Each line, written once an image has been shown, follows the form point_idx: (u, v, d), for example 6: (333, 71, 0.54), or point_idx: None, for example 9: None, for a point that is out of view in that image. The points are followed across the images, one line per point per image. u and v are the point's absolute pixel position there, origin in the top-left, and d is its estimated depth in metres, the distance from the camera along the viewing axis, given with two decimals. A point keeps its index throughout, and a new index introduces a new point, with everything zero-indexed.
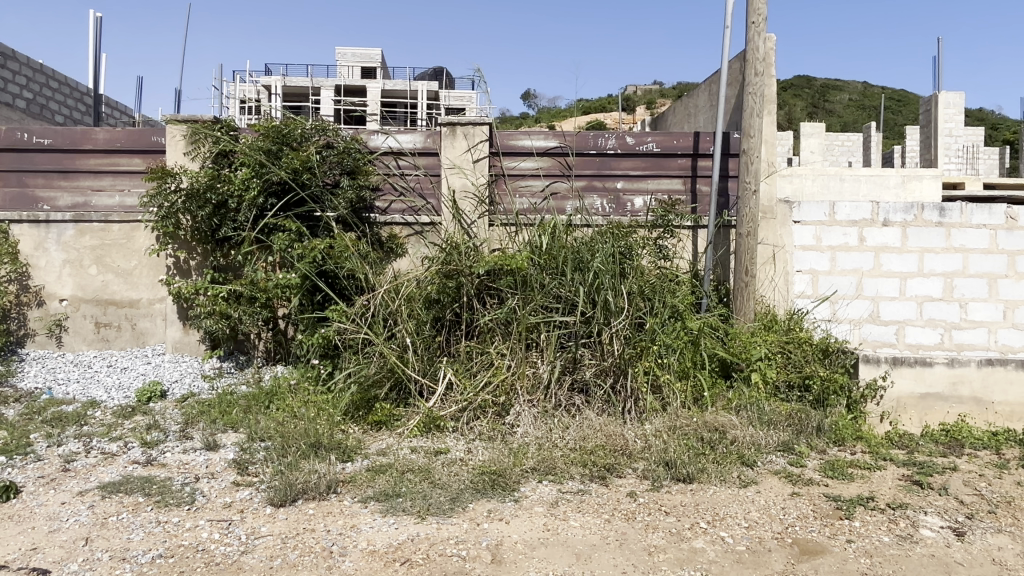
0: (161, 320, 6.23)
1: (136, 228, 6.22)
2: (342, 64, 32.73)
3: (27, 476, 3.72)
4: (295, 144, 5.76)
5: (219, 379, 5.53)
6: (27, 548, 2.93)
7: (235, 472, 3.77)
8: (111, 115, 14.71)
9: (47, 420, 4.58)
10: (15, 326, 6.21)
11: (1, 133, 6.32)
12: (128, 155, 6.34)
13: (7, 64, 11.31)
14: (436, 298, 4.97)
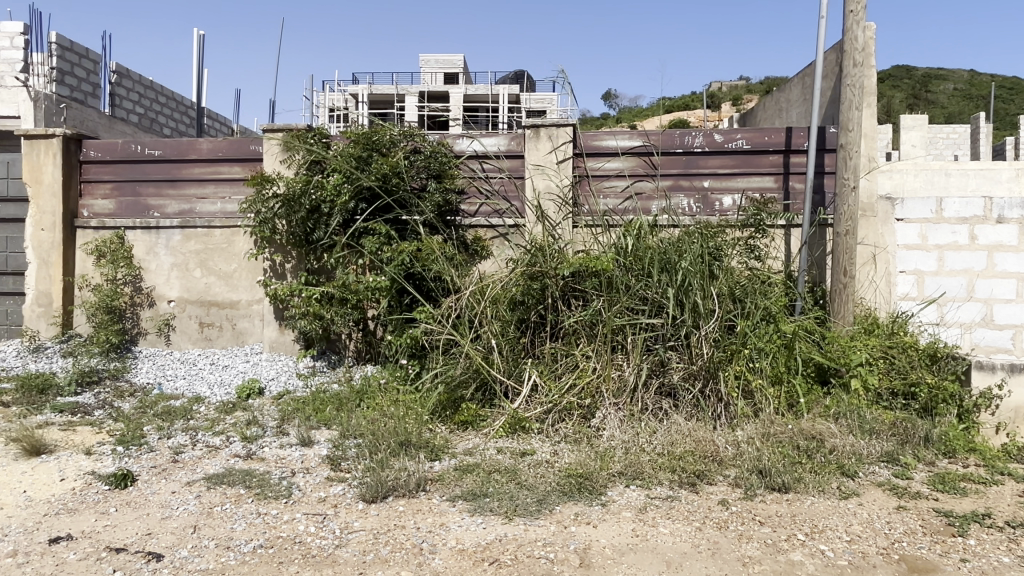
0: (258, 321, 6.54)
1: (237, 233, 6.57)
2: (426, 71, 33.47)
3: (141, 466, 3.97)
4: (384, 149, 5.95)
5: (313, 377, 5.75)
6: (142, 532, 3.13)
7: (329, 468, 3.90)
8: (213, 127, 15.61)
9: (158, 414, 4.88)
10: (129, 325, 6.66)
11: (118, 146, 6.80)
12: (229, 163, 6.67)
13: (121, 81, 12.18)
14: (521, 300, 4.97)
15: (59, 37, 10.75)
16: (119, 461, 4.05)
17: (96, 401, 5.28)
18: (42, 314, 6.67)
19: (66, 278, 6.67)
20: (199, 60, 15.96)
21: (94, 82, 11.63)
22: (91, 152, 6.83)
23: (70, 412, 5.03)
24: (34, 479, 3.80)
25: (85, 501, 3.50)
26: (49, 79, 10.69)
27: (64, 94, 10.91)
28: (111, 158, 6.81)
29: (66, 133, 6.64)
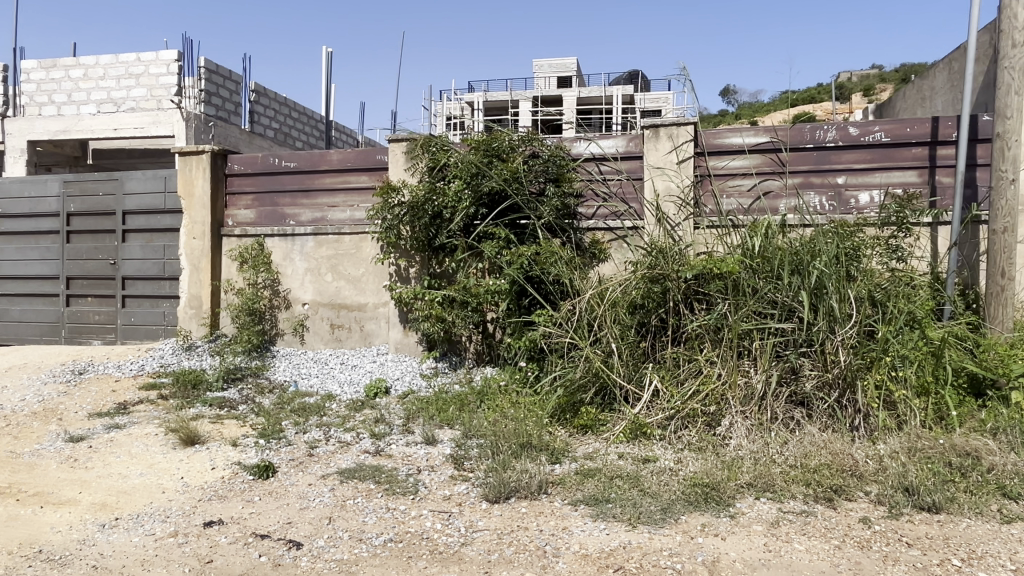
0: (384, 323, 6.82)
1: (364, 239, 6.88)
2: (540, 76, 33.74)
3: (281, 458, 4.24)
4: (503, 155, 6.05)
5: (435, 378, 5.92)
6: (284, 521, 3.34)
7: (453, 467, 3.99)
8: (340, 139, 16.49)
9: (295, 410, 5.20)
10: (268, 326, 7.14)
11: (259, 159, 7.32)
12: (357, 173, 7.02)
13: (260, 99, 13.16)
14: (641, 303, 4.90)
15: (207, 61, 11.74)
16: (261, 453, 4.34)
17: (241, 396, 5.70)
18: (193, 315, 7.29)
19: (213, 283, 7.25)
20: (327, 77, 16.92)
21: (237, 101, 12.64)
22: (235, 166, 7.39)
23: (219, 406, 5.46)
24: (190, 467, 4.16)
25: (234, 489, 3.78)
26: (197, 99, 11.80)
27: (210, 113, 11.98)
28: (252, 171, 7.33)
29: (213, 149, 7.23)
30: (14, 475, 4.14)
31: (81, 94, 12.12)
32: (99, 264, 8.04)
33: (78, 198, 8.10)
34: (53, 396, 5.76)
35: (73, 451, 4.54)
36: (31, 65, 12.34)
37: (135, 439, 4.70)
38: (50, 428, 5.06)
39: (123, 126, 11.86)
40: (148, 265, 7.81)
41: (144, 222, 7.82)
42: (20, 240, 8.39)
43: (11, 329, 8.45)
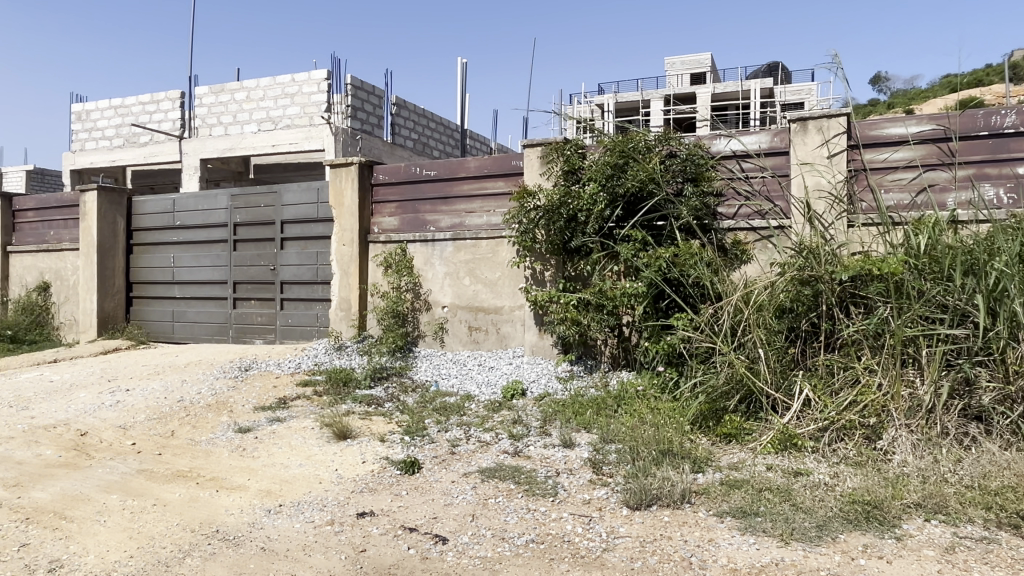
0: (520, 325, 6.92)
1: (500, 243, 7.02)
2: (672, 74, 32.98)
3: (425, 455, 4.41)
4: (639, 155, 5.94)
5: (571, 381, 5.91)
6: (429, 516, 3.46)
7: (591, 471, 3.97)
8: (475, 146, 16.96)
9: (437, 409, 5.40)
10: (410, 328, 7.46)
11: (401, 169, 7.66)
12: (494, 179, 7.17)
13: (400, 111, 13.82)
14: (790, 307, 4.66)
15: (353, 79, 12.48)
16: (407, 449, 4.54)
17: (386, 394, 5.99)
18: (343, 317, 7.76)
19: (361, 286, 7.68)
20: (461, 87, 17.48)
21: (380, 115, 13.35)
22: (381, 176, 7.80)
23: (367, 403, 5.77)
24: (343, 459, 4.42)
25: (383, 482, 3.98)
26: (345, 114, 12.48)
27: (356, 126, 12.68)
28: (396, 180, 7.70)
29: (361, 160, 7.65)
30: (194, 460, 4.59)
31: (244, 114, 13.29)
32: (261, 270, 8.77)
33: (243, 209, 8.88)
34: (224, 390, 6.34)
35: (241, 440, 4.98)
36: (204, 91, 13.69)
37: (294, 432, 5.07)
38: (222, 419, 5.57)
39: (280, 142, 12.87)
40: (302, 271, 8.41)
41: (299, 231, 8.43)
42: (196, 249, 9.31)
43: (189, 329, 9.40)
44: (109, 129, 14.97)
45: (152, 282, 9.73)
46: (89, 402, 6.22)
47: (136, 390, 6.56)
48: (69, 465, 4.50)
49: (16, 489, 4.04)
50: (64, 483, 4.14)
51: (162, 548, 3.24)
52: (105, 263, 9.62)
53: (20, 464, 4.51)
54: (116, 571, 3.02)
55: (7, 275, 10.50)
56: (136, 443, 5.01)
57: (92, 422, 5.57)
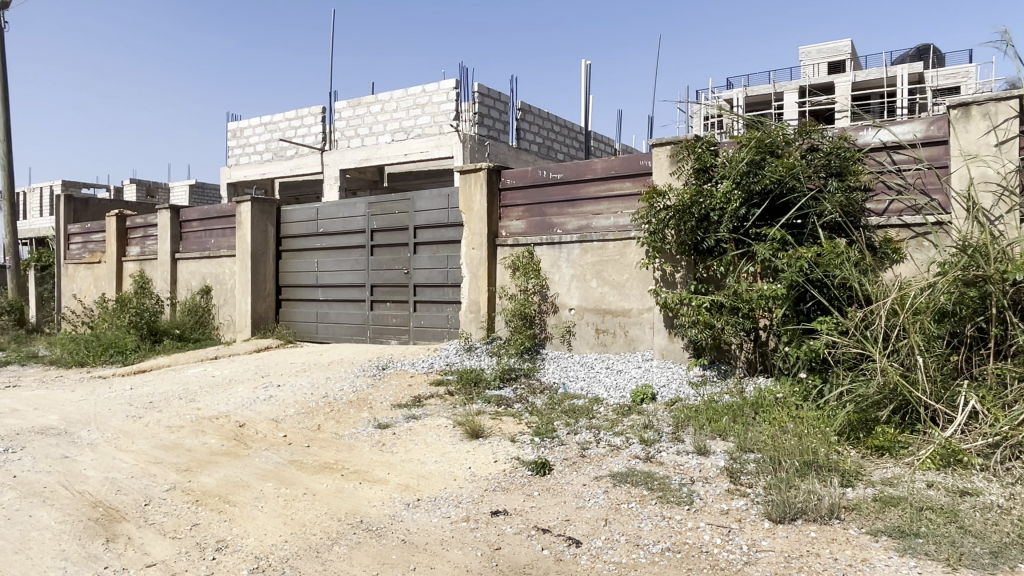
0: (649, 328, 6.78)
1: (628, 245, 6.92)
2: (807, 64, 31.21)
3: (555, 457, 4.42)
4: (778, 151, 5.76)
5: (704, 386, 5.71)
6: (562, 518, 3.47)
7: (728, 480, 3.82)
8: (599, 148, 16.86)
9: (566, 411, 5.40)
10: (538, 330, 7.52)
11: (528, 172, 7.76)
12: (621, 180, 7.09)
13: (525, 116, 14.01)
14: (952, 310, 4.27)
15: (481, 86, 12.80)
16: (537, 450, 4.58)
17: (516, 395, 6.08)
18: (473, 319, 7.96)
19: (490, 289, 7.84)
20: (585, 89, 17.43)
21: (506, 120, 13.58)
22: (509, 180, 7.92)
23: (497, 403, 5.88)
24: (475, 458, 4.52)
25: (515, 482, 4.03)
26: (472, 121, 12.78)
27: (483, 132, 12.96)
28: (523, 184, 7.79)
29: (490, 165, 7.82)
30: (339, 454, 4.87)
31: (379, 126, 13.97)
32: (396, 273, 9.17)
33: (379, 216, 9.33)
34: (363, 388, 6.68)
35: (380, 436, 5.22)
36: (342, 105, 14.54)
37: (429, 429, 5.25)
38: (363, 415, 5.88)
39: (412, 151, 13.42)
40: (434, 274, 8.71)
41: (431, 236, 8.73)
42: (336, 254, 9.90)
43: (330, 329, 10.00)
44: (260, 145, 16.24)
45: (298, 285, 10.45)
46: (246, 396, 6.76)
47: (286, 385, 7.06)
48: (230, 454, 4.90)
49: (187, 473, 4.46)
50: (226, 470, 4.52)
51: (312, 534, 3.45)
52: (258, 268, 10.44)
53: (190, 450, 4.98)
54: (274, 553, 3.25)
55: (176, 280, 11.65)
56: (287, 435, 5.38)
57: (249, 415, 6.06)
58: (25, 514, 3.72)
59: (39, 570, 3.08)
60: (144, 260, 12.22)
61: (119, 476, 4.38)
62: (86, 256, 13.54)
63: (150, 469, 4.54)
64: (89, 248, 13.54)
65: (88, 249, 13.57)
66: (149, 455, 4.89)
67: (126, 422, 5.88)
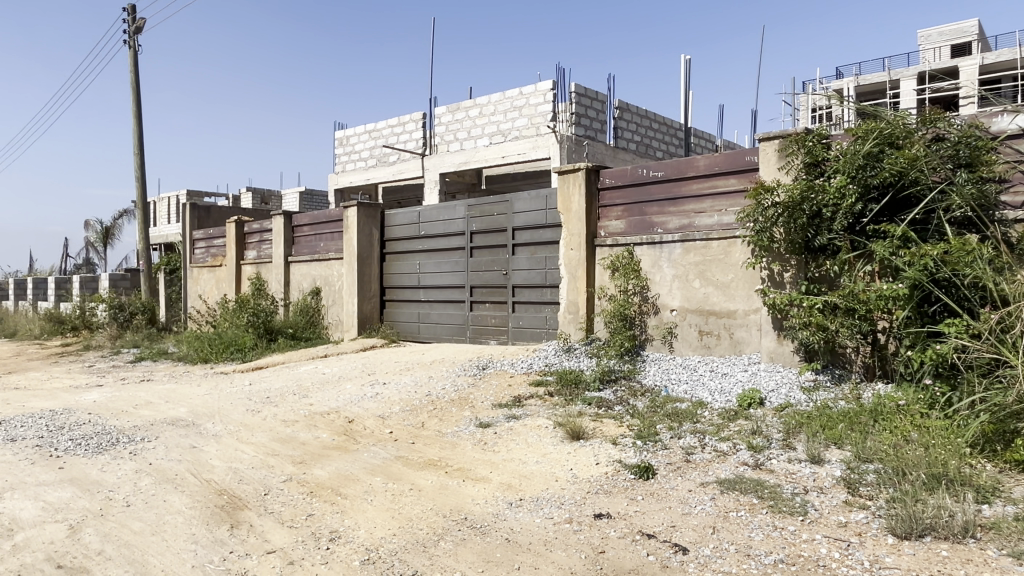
0: (755, 330, 6.53)
1: (733, 243, 6.69)
2: (927, 48, 29.16)
3: (659, 461, 4.33)
4: (899, 142, 5.46)
5: (817, 392, 5.42)
6: (668, 524, 3.40)
7: (845, 491, 3.62)
8: (700, 145, 16.40)
9: (668, 414, 5.28)
10: (638, 331, 7.40)
11: (628, 171, 7.65)
12: (725, 177, 6.87)
13: (623, 115, 13.85)
14: None
15: (577, 86, 12.76)
16: (640, 454, 4.50)
17: (616, 397, 6.01)
18: (572, 320, 7.94)
19: (589, 290, 7.79)
20: (684, 85, 17.03)
21: (603, 119, 13.47)
22: (607, 180, 7.83)
23: (598, 405, 5.83)
24: (577, 460, 4.50)
25: (618, 485, 3.98)
26: (569, 122, 12.77)
27: (580, 133, 12.92)
28: (622, 183, 7.69)
29: (588, 165, 7.77)
30: (443, 451, 4.97)
31: (477, 129, 14.19)
32: (495, 274, 9.29)
33: (479, 218, 9.47)
34: (465, 387, 6.80)
35: (482, 435, 5.30)
36: (442, 110, 14.88)
37: (530, 430, 5.27)
38: (465, 413, 5.98)
39: (509, 153, 13.55)
40: (533, 275, 8.75)
41: (529, 237, 8.78)
42: (437, 256, 10.13)
43: (432, 329, 10.25)
44: (364, 151, 16.88)
45: (401, 286, 10.78)
46: (354, 393, 7.04)
47: (391, 384, 7.29)
48: (341, 448, 5.11)
49: (301, 465, 4.69)
50: (337, 463, 4.72)
51: (419, 530, 3.54)
52: (363, 270, 10.84)
53: (303, 444, 5.24)
54: (383, 546, 3.36)
55: (288, 281, 12.29)
56: (393, 432, 5.56)
57: (357, 411, 6.30)
58: (160, 498, 4.03)
59: (173, 552, 3.33)
60: (260, 263, 12.97)
61: (241, 467, 4.66)
62: (209, 260, 14.52)
63: (268, 461, 4.80)
64: (212, 252, 14.51)
65: (210, 253, 14.56)
66: (268, 447, 5.18)
67: (246, 416, 6.25)
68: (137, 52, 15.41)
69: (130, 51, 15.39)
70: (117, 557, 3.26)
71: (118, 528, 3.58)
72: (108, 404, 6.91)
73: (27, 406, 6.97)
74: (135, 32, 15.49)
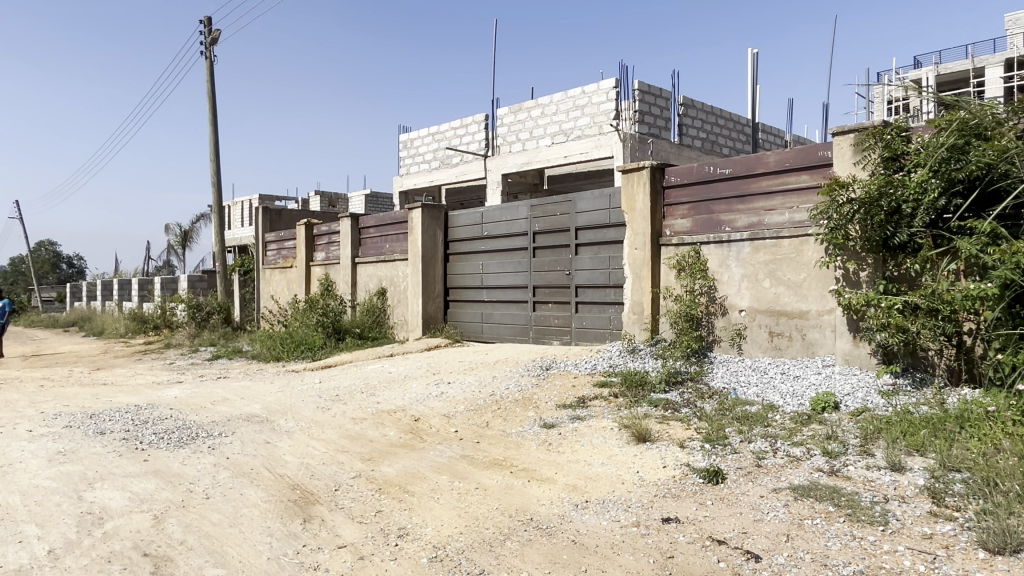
0: (829, 332, 6.29)
1: (806, 242, 6.47)
2: (1015, 33, 27.54)
3: (728, 465, 4.23)
4: (988, 134, 5.16)
5: (897, 396, 5.19)
6: (739, 530, 3.31)
7: (930, 501, 3.45)
8: (769, 141, 15.94)
9: (738, 417, 5.14)
10: (705, 332, 7.25)
11: (694, 169, 7.50)
12: (797, 173, 6.65)
13: (688, 112, 13.61)
14: None
15: (641, 83, 12.61)
16: (709, 458, 4.40)
17: (683, 399, 5.90)
18: (636, 321, 7.84)
19: (653, 290, 7.67)
20: (751, 79, 16.60)
21: (667, 116, 13.26)
22: (673, 178, 7.70)
23: (664, 407, 5.73)
24: (643, 462, 4.44)
25: (686, 489, 3.91)
26: (633, 120, 12.62)
27: (644, 130, 12.75)
28: (688, 181, 7.54)
29: (653, 163, 7.65)
30: (508, 451, 4.99)
31: (539, 130, 14.19)
32: (558, 275, 9.26)
33: (541, 219, 9.47)
34: (529, 387, 6.79)
35: (547, 436, 5.29)
36: (504, 112, 14.94)
37: (594, 431, 5.23)
38: (529, 414, 5.98)
39: (571, 152, 13.49)
40: (596, 275, 8.68)
41: (592, 236, 8.72)
42: (500, 256, 10.18)
43: (495, 330, 10.30)
44: (428, 154, 17.12)
45: (465, 286, 10.88)
46: (420, 392, 7.14)
47: (456, 383, 7.36)
48: (408, 446, 5.20)
49: (370, 462, 4.78)
50: (405, 461, 4.80)
51: (485, 529, 3.56)
52: (427, 271, 10.98)
53: (371, 441, 5.34)
54: (450, 544, 3.39)
55: (355, 282, 12.57)
56: (458, 431, 5.61)
57: (423, 410, 6.38)
58: (237, 492, 4.18)
59: (250, 544, 3.45)
60: (328, 264, 13.31)
61: (312, 462, 4.79)
62: (280, 262, 15.00)
63: (338, 457, 4.92)
64: (283, 254, 14.98)
65: (282, 255, 15.04)
66: (337, 444, 5.31)
67: (316, 413, 6.42)
68: (214, 63, 16.08)
69: (206, 61, 16.06)
70: (197, 547, 3.39)
71: (198, 520, 3.74)
72: (188, 401, 7.22)
73: (114, 401, 7.35)
74: (211, 43, 16.16)
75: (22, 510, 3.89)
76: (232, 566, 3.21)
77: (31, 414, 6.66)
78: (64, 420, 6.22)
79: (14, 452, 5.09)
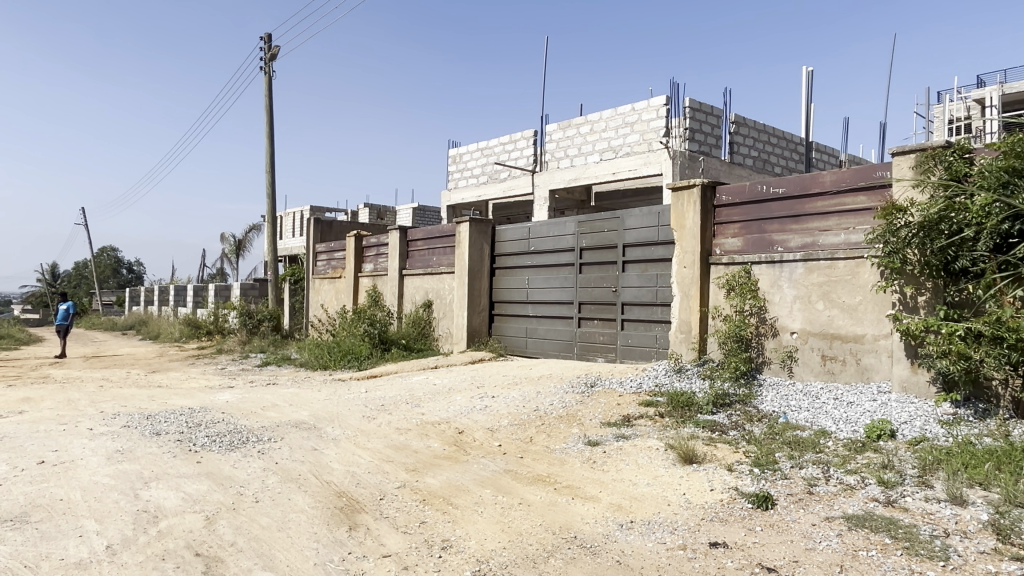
0: (886, 356, 6.10)
1: (862, 264, 6.31)
2: None
3: (778, 491, 4.12)
4: None
5: (958, 426, 4.99)
6: (790, 558, 3.23)
7: (994, 538, 3.30)
8: (823, 160, 15.58)
9: (788, 442, 5.02)
10: (755, 354, 7.11)
11: (745, 187, 7.39)
12: (854, 193, 6.50)
13: (740, 129, 13.47)
14: None
15: (693, 101, 12.55)
16: (758, 482, 4.29)
17: (731, 422, 5.77)
18: (684, 339, 7.72)
19: (702, 309, 7.54)
20: (806, 97, 16.32)
21: (718, 134, 13.13)
22: (723, 197, 7.57)
23: (710, 429, 5.62)
24: (690, 484, 4.36)
25: (734, 514, 3.83)
26: (683, 137, 12.56)
27: (694, 148, 12.65)
28: (739, 199, 7.43)
29: (704, 182, 7.57)
30: (552, 467, 4.97)
31: (588, 146, 14.17)
32: (604, 291, 9.22)
33: (590, 235, 9.44)
34: (573, 404, 6.76)
35: (591, 453, 5.24)
36: (552, 128, 14.97)
37: (640, 450, 5.17)
38: (573, 430, 5.95)
39: (620, 169, 13.44)
40: (643, 293, 8.60)
41: (641, 254, 8.64)
42: (547, 272, 10.18)
43: (540, 344, 10.28)
44: (477, 168, 17.27)
45: (510, 301, 10.90)
46: (464, 404, 7.17)
47: (500, 397, 7.36)
48: (452, 458, 5.22)
49: (414, 473, 4.82)
50: (449, 473, 4.81)
51: (529, 545, 3.55)
52: (473, 285, 11.05)
53: (416, 452, 5.38)
54: (494, 558, 3.39)
55: (402, 294, 12.70)
56: (502, 445, 5.61)
57: (467, 423, 6.40)
58: (285, 497, 4.26)
59: (297, 548, 3.50)
60: (376, 275, 13.52)
61: (358, 470, 4.86)
62: (330, 272, 15.28)
63: (383, 467, 4.97)
64: (332, 264, 15.26)
65: (331, 265, 15.32)
66: (383, 453, 5.36)
67: (363, 422, 6.50)
68: (273, 78, 16.61)
69: (266, 77, 16.59)
70: (246, 549, 3.46)
71: (249, 522, 3.81)
72: (239, 405, 7.40)
73: (170, 403, 7.59)
74: (270, 58, 16.70)
75: (83, 505, 4.03)
76: (280, 570, 3.26)
77: (92, 413, 6.89)
78: (122, 420, 6.43)
79: (76, 449, 5.29)
